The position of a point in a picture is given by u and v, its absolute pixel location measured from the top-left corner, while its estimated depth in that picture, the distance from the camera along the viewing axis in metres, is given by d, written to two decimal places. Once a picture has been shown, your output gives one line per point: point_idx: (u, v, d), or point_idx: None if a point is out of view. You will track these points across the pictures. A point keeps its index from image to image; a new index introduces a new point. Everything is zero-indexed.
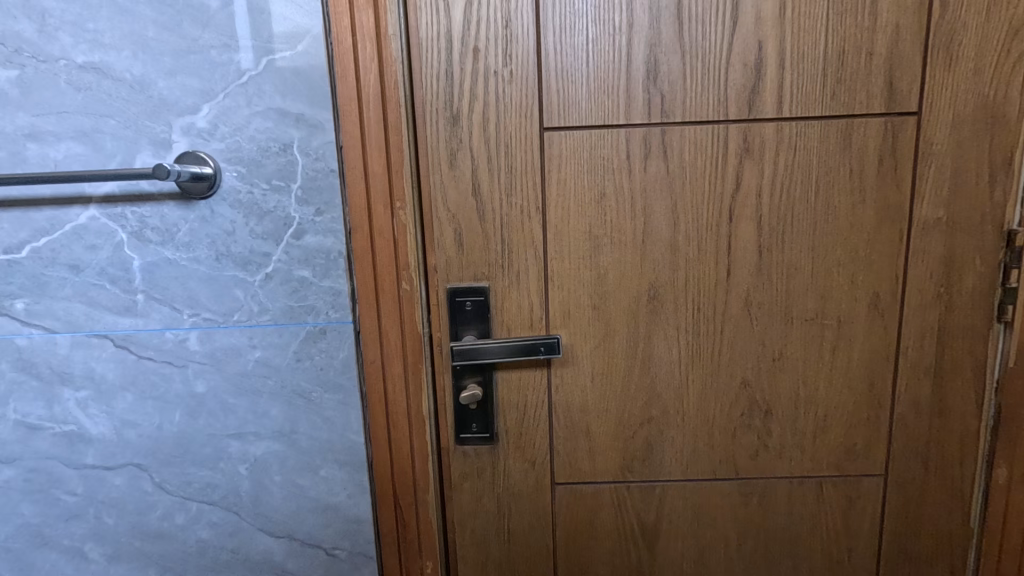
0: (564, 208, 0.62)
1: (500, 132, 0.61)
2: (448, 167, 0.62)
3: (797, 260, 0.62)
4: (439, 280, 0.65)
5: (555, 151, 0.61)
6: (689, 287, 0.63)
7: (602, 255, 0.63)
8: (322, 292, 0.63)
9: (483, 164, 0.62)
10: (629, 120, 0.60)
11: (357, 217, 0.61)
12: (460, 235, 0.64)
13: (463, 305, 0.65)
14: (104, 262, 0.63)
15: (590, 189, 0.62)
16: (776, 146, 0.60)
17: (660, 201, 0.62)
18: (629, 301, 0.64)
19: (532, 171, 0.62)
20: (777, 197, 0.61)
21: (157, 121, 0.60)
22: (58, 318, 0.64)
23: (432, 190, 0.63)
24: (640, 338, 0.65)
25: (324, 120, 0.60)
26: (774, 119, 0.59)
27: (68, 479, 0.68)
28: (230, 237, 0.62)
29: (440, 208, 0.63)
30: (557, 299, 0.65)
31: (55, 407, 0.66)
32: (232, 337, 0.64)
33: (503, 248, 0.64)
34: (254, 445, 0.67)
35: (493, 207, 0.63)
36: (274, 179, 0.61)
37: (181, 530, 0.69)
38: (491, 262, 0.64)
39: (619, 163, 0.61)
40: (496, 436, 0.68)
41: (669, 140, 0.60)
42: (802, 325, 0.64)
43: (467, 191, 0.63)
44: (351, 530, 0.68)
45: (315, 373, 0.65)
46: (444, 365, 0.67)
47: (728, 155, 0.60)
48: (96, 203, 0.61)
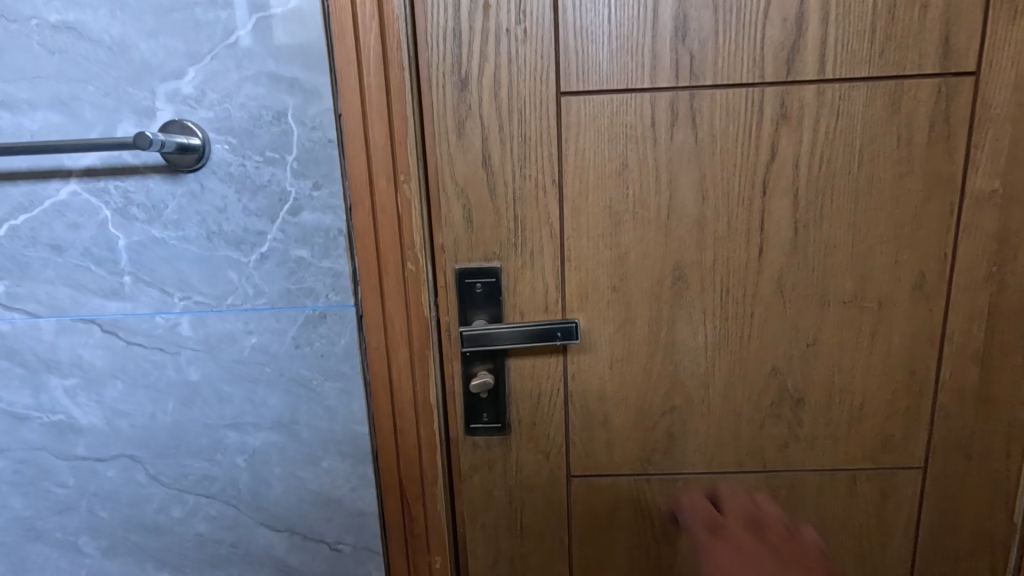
0: (583, 182, 0.57)
1: (513, 98, 0.56)
2: (456, 136, 0.57)
3: (836, 237, 0.57)
4: (447, 260, 0.61)
5: (573, 119, 0.56)
6: (717, 267, 0.59)
7: (623, 232, 0.58)
8: (321, 274, 0.59)
9: (494, 133, 0.57)
10: (654, 83, 0.55)
11: (358, 192, 0.56)
12: (469, 212, 0.59)
13: (473, 287, 0.61)
14: (88, 242, 0.58)
15: (611, 160, 0.57)
16: (817, 111, 0.54)
17: (688, 172, 0.56)
18: (652, 282, 0.59)
19: (548, 141, 0.57)
20: (815, 168, 0.56)
21: (140, 87, 0.55)
22: (41, 301, 0.60)
23: (439, 162, 0.58)
24: (663, 323, 0.60)
25: (320, 85, 0.55)
26: (814, 81, 0.54)
27: (59, 471, 0.64)
28: (221, 214, 0.58)
29: (447, 182, 0.59)
30: (574, 280, 0.60)
31: (42, 396, 0.62)
32: (226, 321, 0.60)
33: (516, 225, 0.59)
34: (252, 436, 0.63)
35: (505, 180, 0.58)
36: (268, 151, 0.56)
37: (178, 524, 0.66)
38: (503, 241, 0.60)
39: (643, 131, 0.56)
40: (508, 427, 0.64)
41: (698, 105, 0.55)
42: (840, 309, 0.59)
43: (477, 164, 0.58)
44: (356, 524, 0.65)
45: (315, 360, 0.61)
46: (452, 351, 0.63)
47: (763, 122, 0.55)
48: (77, 177, 0.57)
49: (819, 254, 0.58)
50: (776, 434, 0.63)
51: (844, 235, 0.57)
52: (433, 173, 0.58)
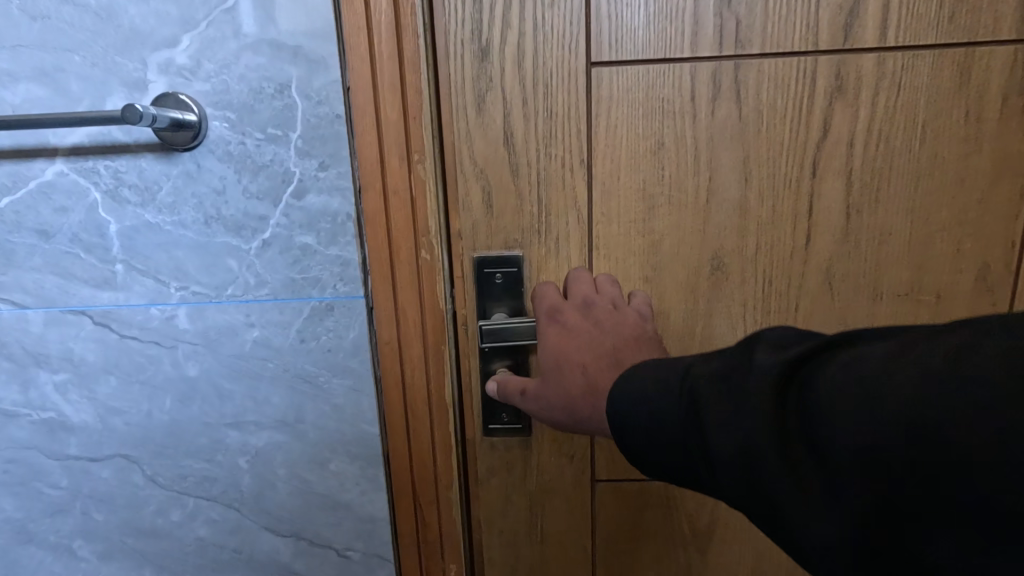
0: (614, 162, 0.53)
1: (538, 69, 0.51)
2: (475, 112, 0.52)
3: (891, 223, 0.52)
4: (464, 248, 0.56)
5: (604, 92, 0.51)
6: (760, 255, 0.54)
7: (656, 218, 0.54)
8: (328, 263, 0.54)
9: (517, 108, 0.52)
10: (694, 52, 0.49)
11: (368, 173, 0.52)
12: (489, 195, 0.54)
13: (493, 277, 0.56)
14: (76, 226, 0.54)
15: (645, 138, 0.52)
16: (876, 83, 0.49)
17: (730, 152, 0.51)
18: (687, 272, 0.55)
19: (577, 117, 0.52)
20: (871, 147, 0.51)
21: (129, 57, 0.50)
22: (28, 291, 0.56)
23: (456, 140, 0.53)
24: (699, 316, 0.56)
25: (326, 55, 0.50)
26: (874, 49, 0.48)
27: (50, 472, 0.61)
28: (220, 197, 0.53)
29: (465, 163, 0.54)
30: (602, 270, 0.55)
31: (31, 392, 0.59)
32: (226, 313, 0.56)
33: (540, 209, 0.54)
34: (255, 436, 0.59)
35: (529, 160, 0.53)
36: (270, 128, 0.51)
37: (178, 528, 0.62)
38: (525, 227, 0.55)
39: (681, 106, 0.51)
40: (529, 428, 0.60)
41: (744, 77, 0.50)
42: (893, 303, 0.54)
43: (498, 142, 0.53)
44: (366, 530, 0.61)
45: (322, 355, 0.56)
46: (470, 346, 0.58)
47: (815, 95, 0.50)
48: (64, 156, 0.52)
49: (871, 243, 0.53)
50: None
51: (901, 222, 0.52)
52: (450, 152, 0.53)
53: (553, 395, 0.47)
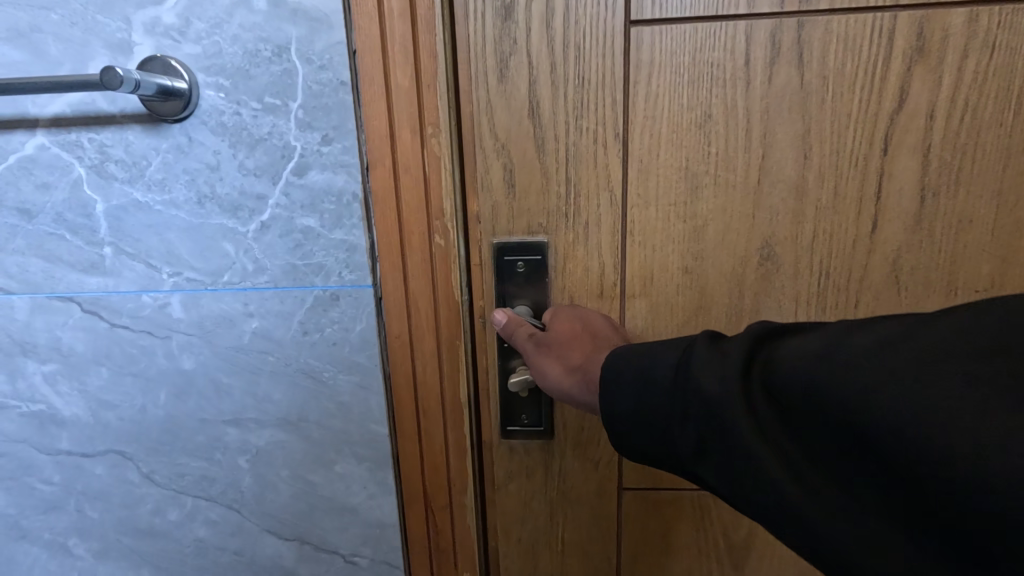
0: (654, 137, 0.47)
1: (569, 29, 0.45)
2: (496, 79, 0.47)
3: (973, 207, 0.47)
4: (483, 233, 0.51)
5: (645, 56, 0.45)
6: (817, 244, 0.49)
7: (701, 200, 0.48)
8: (333, 248, 0.49)
9: (545, 74, 0.46)
10: (752, 9, 0.44)
11: (377, 148, 0.46)
12: (511, 175, 0.49)
13: (514, 270, 0.51)
14: (61, 206, 0.49)
15: (692, 109, 0.46)
16: (965, 44, 0.43)
17: (788, 125, 0.46)
18: (734, 262, 0.49)
19: (614, 85, 0.46)
20: (954, 119, 0.45)
21: (112, 16, 0.45)
22: (12, 275, 0.52)
23: (474, 111, 0.47)
24: (746, 311, 0.51)
25: (329, 12, 0.44)
26: (966, 3, 0.43)
27: (42, 467, 0.57)
28: (213, 174, 0.48)
29: (485, 137, 0.48)
30: (636, 259, 0.50)
31: (19, 382, 0.55)
32: (223, 302, 0.51)
33: (568, 190, 0.49)
34: (255, 433, 0.55)
35: (557, 135, 0.47)
36: (268, 96, 0.46)
37: (176, 528, 0.59)
38: (551, 210, 0.49)
39: (735, 72, 0.45)
40: (551, 432, 0.55)
41: (809, 37, 0.44)
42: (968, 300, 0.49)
43: (522, 113, 0.47)
44: (374, 536, 0.57)
45: (326, 349, 0.52)
46: (488, 342, 0.53)
47: (891, 58, 0.44)
48: (44, 128, 0.48)
49: (949, 233, 0.47)
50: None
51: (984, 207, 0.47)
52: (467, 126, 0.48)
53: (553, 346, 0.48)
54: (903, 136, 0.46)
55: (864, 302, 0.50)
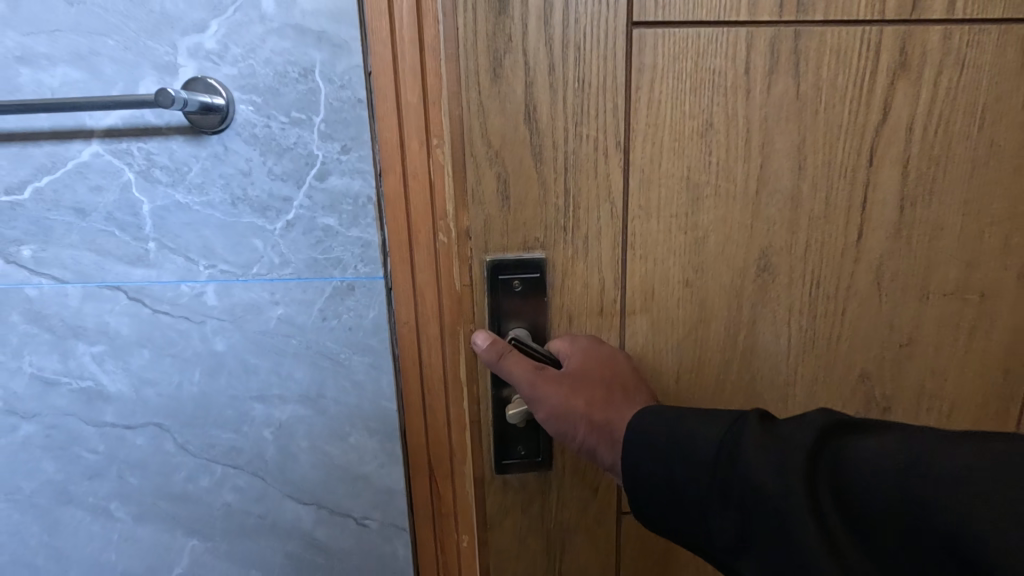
0: (656, 144, 0.54)
1: (568, 44, 0.51)
2: (490, 82, 0.51)
3: (944, 217, 0.58)
4: (474, 249, 0.56)
5: (647, 58, 0.51)
6: (810, 252, 0.58)
7: (702, 212, 0.56)
8: (349, 244, 0.56)
9: (542, 76, 0.51)
10: (753, 16, 0.51)
11: (389, 156, 0.53)
12: (505, 181, 0.54)
13: (507, 288, 0.57)
14: (111, 206, 0.56)
15: (695, 116, 0.53)
16: (940, 58, 0.53)
17: (785, 135, 0.54)
18: (733, 273, 0.58)
19: (609, 99, 0.52)
20: (930, 131, 0.55)
21: (160, 42, 0.52)
22: (67, 267, 0.58)
23: (471, 120, 0.52)
24: (744, 322, 0.60)
25: (349, 39, 0.51)
26: (942, 22, 0.52)
27: (89, 437, 0.64)
28: (245, 178, 0.55)
29: (476, 142, 0.52)
30: (638, 273, 0.57)
31: (71, 362, 0.62)
32: (252, 292, 0.58)
33: (567, 201, 0.55)
34: (279, 409, 0.62)
35: (553, 141, 0.53)
36: (294, 112, 0.53)
37: (207, 494, 0.65)
38: (549, 221, 0.56)
39: (735, 79, 0.52)
40: (546, 462, 0.62)
41: (804, 47, 0.52)
42: (939, 301, 0.60)
43: (517, 117, 0.52)
44: (383, 501, 0.64)
45: (343, 333, 0.59)
46: (482, 373, 0.59)
47: (878, 70, 0.53)
48: (99, 138, 0.54)
49: (923, 248, 0.58)
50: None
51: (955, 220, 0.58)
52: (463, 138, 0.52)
53: (572, 395, 0.53)
54: (881, 158, 0.55)
55: (855, 311, 0.60)
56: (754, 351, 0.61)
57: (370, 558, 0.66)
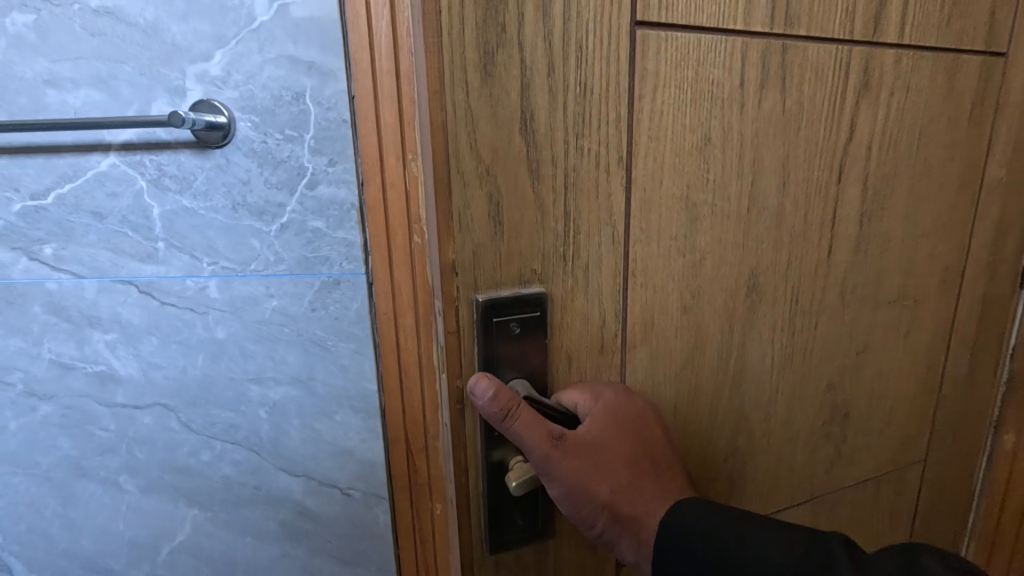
0: (657, 159, 0.46)
1: (569, 45, 0.40)
2: (479, 80, 0.38)
3: (891, 229, 0.60)
4: (462, 287, 0.43)
5: (650, 65, 0.43)
6: (791, 266, 0.55)
7: (699, 233, 0.49)
8: (336, 244, 0.65)
9: (542, 79, 0.40)
10: (749, 26, 0.45)
11: (370, 169, 0.61)
12: (497, 203, 0.41)
13: (499, 327, 0.44)
14: (125, 210, 0.64)
15: (692, 132, 0.46)
16: (893, 83, 0.55)
17: (773, 150, 0.50)
18: (727, 295, 0.53)
19: (614, 109, 0.43)
20: (882, 147, 0.57)
21: (172, 68, 0.60)
22: (85, 264, 0.66)
23: (456, 125, 0.39)
24: (734, 346, 0.55)
25: (336, 69, 0.60)
26: (895, 46, 0.53)
27: (101, 417, 0.72)
28: (245, 187, 0.63)
29: (463, 157, 0.39)
30: (639, 302, 0.49)
31: (86, 348, 0.69)
32: (250, 286, 0.66)
33: (567, 228, 0.44)
34: (273, 390, 0.70)
35: (553, 158, 0.42)
36: (288, 129, 0.61)
37: (208, 467, 0.73)
38: (547, 250, 0.44)
39: (730, 92, 0.47)
40: (547, 532, 0.51)
41: (791, 60, 0.48)
42: (887, 308, 0.63)
43: (507, 126, 0.40)
44: (366, 472, 0.73)
45: (330, 322, 0.67)
46: (471, 439, 0.46)
47: (847, 90, 0.52)
48: (116, 150, 0.62)
49: (883, 257, 0.61)
50: (824, 444, 0.63)
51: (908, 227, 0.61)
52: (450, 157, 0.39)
53: (595, 478, 0.45)
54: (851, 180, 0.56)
55: (824, 323, 0.59)
56: (744, 378, 0.56)
57: (354, 523, 0.75)
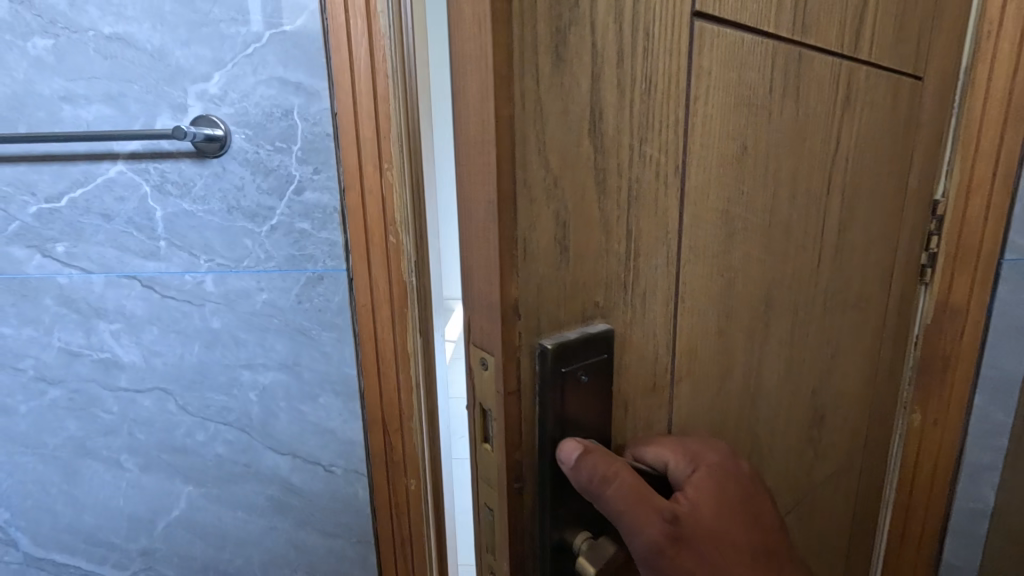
0: (707, 171, 0.42)
1: (637, 33, 0.35)
2: (552, 70, 0.32)
3: (856, 236, 0.61)
4: (525, 333, 0.35)
5: (705, 65, 0.39)
6: (793, 278, 0.54)
7: (734, 250, 0.47)
8: (320, 243, 0.72)
9: (610, 70, 0.35)
10: (777, 30, 0.44)
11: (350, 178, 0.70)
12: (563, 225, 0.35)
13: (566, 379, 0.37)
14: (131, 212, 0.72)
15: (733, 139, 0.43)
16: (863, 96, 0.55)
17: (788, 162, 0.49)
18: (750, 312, 0.50)
19: (675, 111, 0.39)
20: (857, 157, 0.57)
21: (175, 87, 0.67)
22: (93, 260, 0.73)
23: (524, 124, 0.32)
24: (754, 364, 0.53)
25: (320, 89, 0.68)
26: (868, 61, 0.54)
27: (105, 400, 0.79)
28: (239, 192, 0.71)
29: (531, 164, 0.33)
30: (685, 329, 0.45)
31: (92, 336, 0.76)
32: (243, 280, 0.74)
33: (629, 250, 0.39)
34: (262, 374, 0.77)
35: (618, 167, 0.37)
36: (277, 142, 0.69)
37: (202, 446, 0.80)
38: (611, 278, 0.39)
39: (762, 99, 0.45)
40: None
41: (804, 68, 0.47)
42: (851, 312, 0.64)
43: (571, 130, 0.34)
44: (346, 450, 0.80)
45: (314, 313, 0.75)
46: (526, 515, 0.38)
47: (837, 101, 0.52)
48: (123, 159, 0.70)
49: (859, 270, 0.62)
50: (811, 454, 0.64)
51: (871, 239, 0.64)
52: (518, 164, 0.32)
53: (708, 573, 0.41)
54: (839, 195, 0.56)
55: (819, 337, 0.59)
56: (755, 399, 0.54)
57: (335, 498, 0.82)
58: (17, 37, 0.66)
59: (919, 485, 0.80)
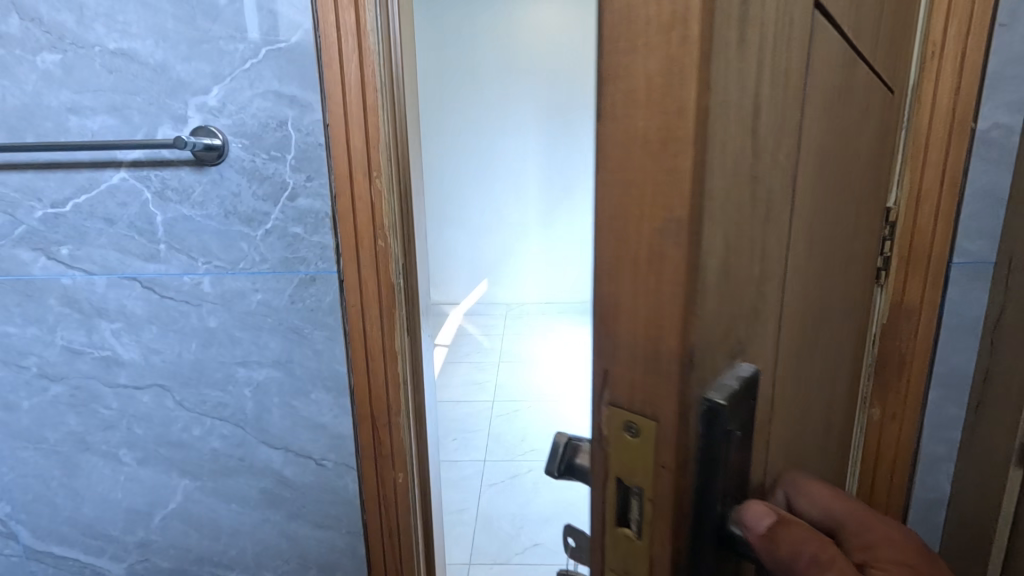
0: (809, 190, 0.34)
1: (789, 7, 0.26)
2: (739, 42, 0.23)
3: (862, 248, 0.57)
4: (698, 386, 0.25)
5: (821, 61, 0.31)
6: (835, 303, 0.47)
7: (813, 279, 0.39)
8: (313, 246, 0.76)
9: (774, 54, 0.26)
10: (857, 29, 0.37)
11: (341, 184, 0.74)
12: (731, 248, 0.26)
13: (730, 437, 0.27)
14: (133, 217, 0.76)
15: (824, 149, 0.36)
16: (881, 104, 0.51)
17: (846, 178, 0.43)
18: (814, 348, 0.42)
19: (805, 91, 0.30)
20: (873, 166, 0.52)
21: (176, 100, 0.72)
22: (96, 262, 0.77)
23: (717, 122, 0.23)
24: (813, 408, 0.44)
25: (313, 102, 0.72)
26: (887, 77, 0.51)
27: (105, 396, 0.82)
28: (236, 198, 0.75)
29: (717, 167, 0.23)
30: (785, 376, 0.36)
31: (94, 335, 0.80)
32: (239, 281, 0.78)
33: (762, 279, 0.30)
34: (256, 371, 0.81)
35: (770, 178, 0.28)
36: (272, 151, 0.73)
37: (198, 441, 0.84)
38: (750, 315, 0.29)
39: (841, 104, 0.38)
40: None
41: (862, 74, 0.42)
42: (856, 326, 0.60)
43: (744, 127, 0.25)
44: (337, 444, 0.84)
45: (307, 312, 0.79)
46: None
47: (872, 109, 0.47)
48: (126, 167, 0.74)
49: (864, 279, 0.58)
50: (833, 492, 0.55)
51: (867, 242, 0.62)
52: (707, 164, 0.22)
53: None
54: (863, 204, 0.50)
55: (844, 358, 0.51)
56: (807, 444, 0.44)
57: (326, 490, 0.86)
58: (27, 52, 0.71)
59: (879, 478, 0.83)
